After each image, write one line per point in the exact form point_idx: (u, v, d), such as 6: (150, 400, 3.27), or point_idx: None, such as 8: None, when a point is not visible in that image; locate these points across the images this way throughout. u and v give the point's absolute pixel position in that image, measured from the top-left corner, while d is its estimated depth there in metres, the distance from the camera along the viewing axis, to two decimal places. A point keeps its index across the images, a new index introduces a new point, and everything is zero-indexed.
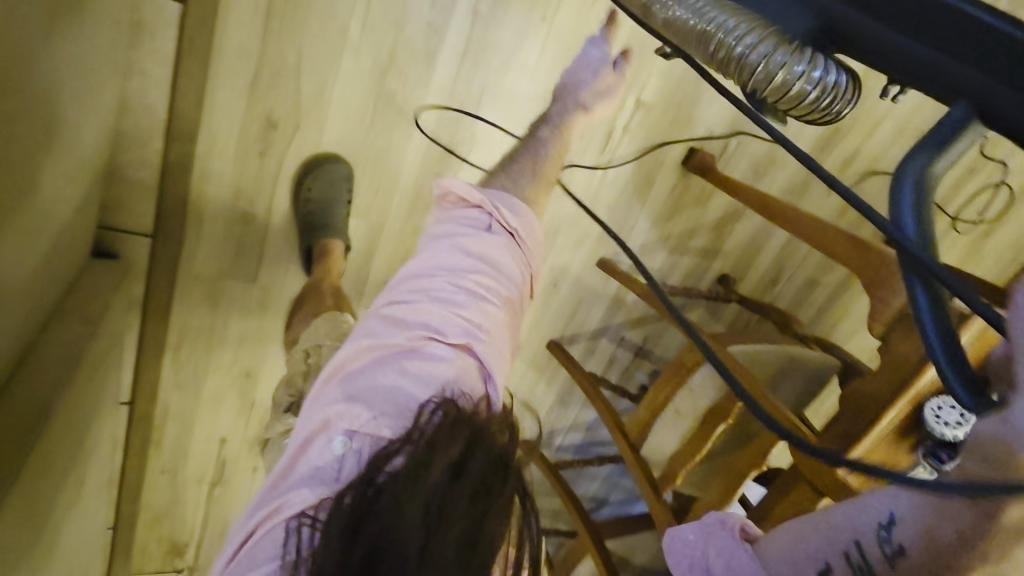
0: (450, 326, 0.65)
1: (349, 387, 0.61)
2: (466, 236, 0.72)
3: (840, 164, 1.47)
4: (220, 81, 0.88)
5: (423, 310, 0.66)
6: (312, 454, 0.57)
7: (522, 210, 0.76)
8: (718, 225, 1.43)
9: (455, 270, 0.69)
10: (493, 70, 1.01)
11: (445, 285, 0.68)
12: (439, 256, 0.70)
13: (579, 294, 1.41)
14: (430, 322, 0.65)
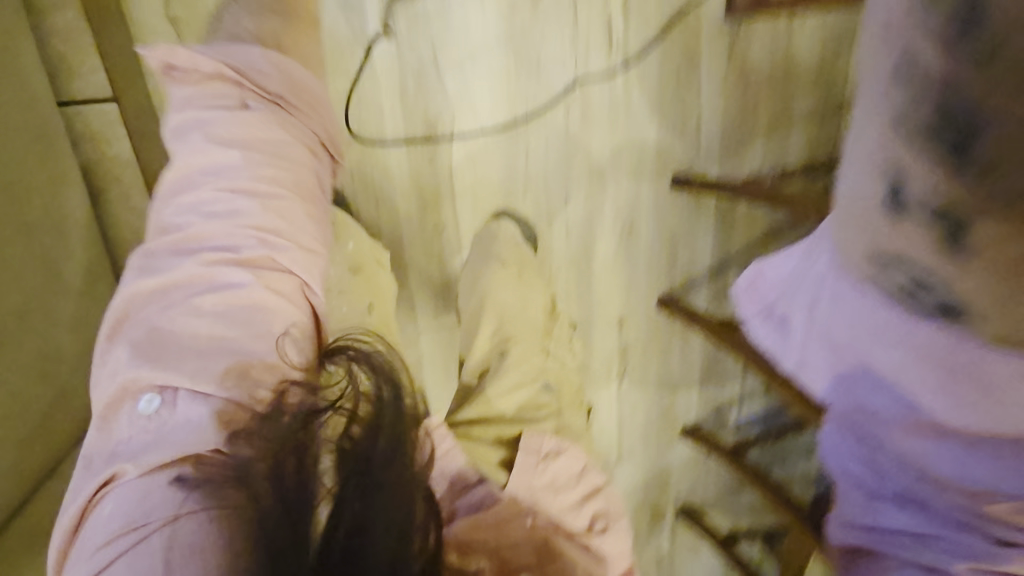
0: (253, 222, 0.63)
1: (130, 344, 0.57)
2: (217, 109, 0.68)
3: None
4: None
5: (209, 248, 0.62)
6: (142, 447, 0.53)
7: (278, 58, 0.73)
8: (825, 68, 1.03)
9: (235, 165, 0.66)
10: (434, 17, 0.90)
11: (233, 187, 0.65)
12: (210, 157, 0.65)
13: (669, 230, 1.12)
14: (225, 223, 0.63)
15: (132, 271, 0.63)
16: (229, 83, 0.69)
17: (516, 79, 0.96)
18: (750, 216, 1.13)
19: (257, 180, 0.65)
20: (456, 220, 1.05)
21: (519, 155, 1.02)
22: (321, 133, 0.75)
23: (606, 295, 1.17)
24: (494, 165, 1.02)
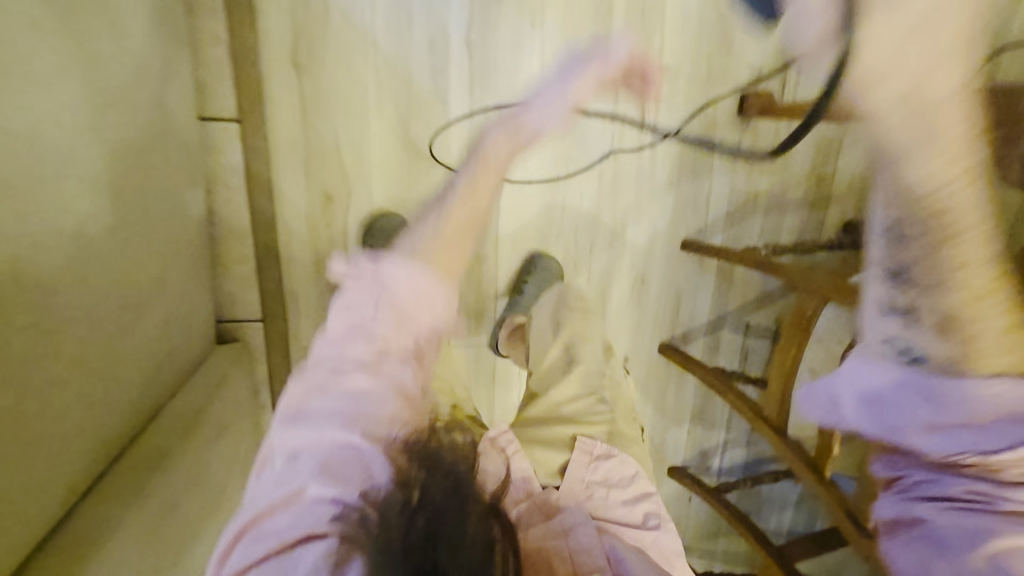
0: (400, 302, 0.74)
1: (300, 388, 0.68)
2: (421, 220, 0.88)
3: None
4: (280, 175, 1.06)
5: (373, 321, 0.72)
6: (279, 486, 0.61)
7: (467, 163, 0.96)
8: (816, 166, 1.24)
9: (383, 267, 0.77)
10: (504, 86, 1.07)
11: (390, 278, 0.76)
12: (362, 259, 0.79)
13: (675, 285, 1.29)
14: (378, 302, 0.74)
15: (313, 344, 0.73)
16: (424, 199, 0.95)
17: (561, 144, 1.16)
18: (745, 280, 1.31)
19: (423, 282, 0.77)
20: (497, 254, 1.21)
21: (556, 206, 1.20)
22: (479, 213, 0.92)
23: (615, 336, 1.32)
24: (534, 213, 1.20)
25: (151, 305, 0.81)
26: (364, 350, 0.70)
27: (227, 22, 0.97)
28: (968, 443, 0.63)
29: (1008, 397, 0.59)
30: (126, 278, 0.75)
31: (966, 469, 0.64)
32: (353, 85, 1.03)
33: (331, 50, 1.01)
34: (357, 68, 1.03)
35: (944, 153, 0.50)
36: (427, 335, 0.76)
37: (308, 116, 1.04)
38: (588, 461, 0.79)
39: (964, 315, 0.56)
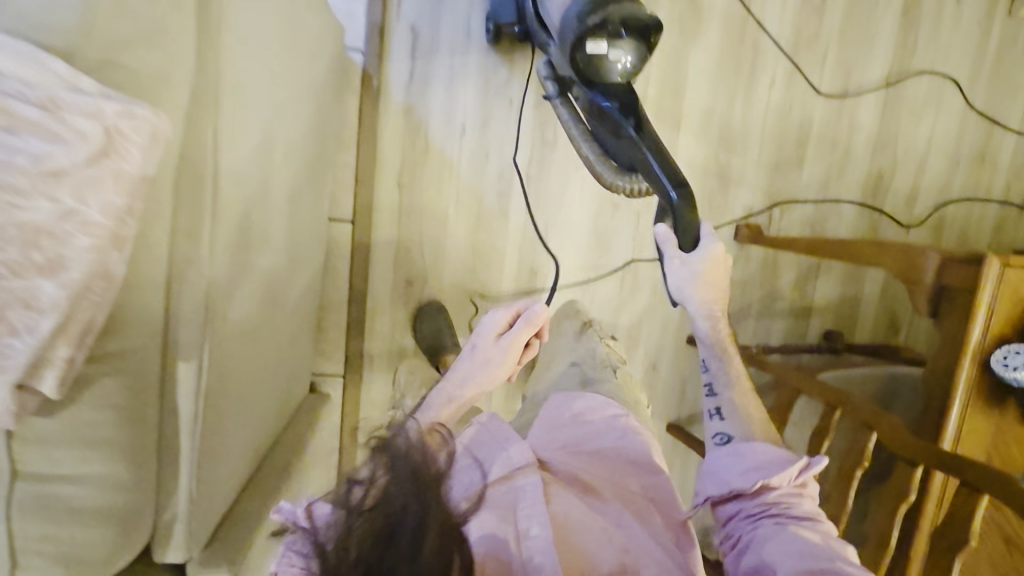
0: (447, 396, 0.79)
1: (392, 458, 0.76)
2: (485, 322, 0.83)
3: (903, 202, 1.55)
4: (375, 262, 1.37)
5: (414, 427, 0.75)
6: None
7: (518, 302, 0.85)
8: (798, 282, 1.53)
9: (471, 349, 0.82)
10: (551, 209, 1.41)
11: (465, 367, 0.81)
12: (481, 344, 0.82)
13: (681, 371, 1.54)
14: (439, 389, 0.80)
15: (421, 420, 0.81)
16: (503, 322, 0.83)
17: (593, 252, 1.44)
18: None
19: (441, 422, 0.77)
20: None
21: (587, 299, 1.47)
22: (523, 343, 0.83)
23: None
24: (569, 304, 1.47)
25: (290, 353, 1.07)
26: None
27: (355, 152, 1.33)
28: (723, 483, 0.74)
29: (772, 453, 0.74)
30: (288, 329, 1.01)
31: (763, 501, 0.70)
32: (440, 200, 1.37)
33: (427, 175, 1.35)
34: (445, 188, 1.36)
35: (712, 298, 0.87)
36: None
37: (403, 221, 1.36)
38: (563, 404, 0.85)
39: (744, 428, 0.81)
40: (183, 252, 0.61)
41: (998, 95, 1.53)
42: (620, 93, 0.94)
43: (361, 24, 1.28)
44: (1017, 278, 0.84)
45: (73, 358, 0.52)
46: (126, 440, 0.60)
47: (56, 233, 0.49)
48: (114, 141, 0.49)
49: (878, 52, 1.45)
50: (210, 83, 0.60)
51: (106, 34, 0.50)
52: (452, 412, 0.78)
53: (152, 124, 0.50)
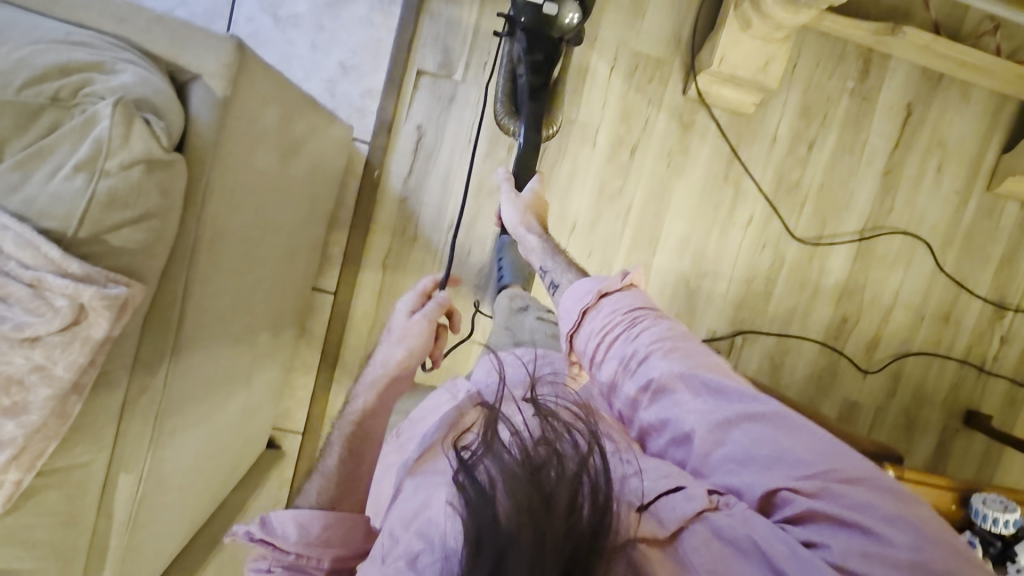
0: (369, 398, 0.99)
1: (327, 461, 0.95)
2: (392, 323, 1.04)
3: (863, 347, 1.61)
4: (350, 332, 1.45)
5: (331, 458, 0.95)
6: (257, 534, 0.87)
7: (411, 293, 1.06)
8: None
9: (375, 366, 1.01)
10: None
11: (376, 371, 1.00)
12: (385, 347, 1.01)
13: None
14: (359, 397, 0.99)
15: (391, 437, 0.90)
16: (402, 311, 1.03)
17: None
18: None
19: (370, 403, 0.98)
20: None
21: None
22: (421, 325, 0.99)
23: None
24: None
25: (250, 427, 1.14)
26: (336, 462, 0.94)
27: (348, 231, 1.43)
28: (574, 313, 0.81)
29: (602, 282, 0.82)
30: (248, 409, 1.09)
31: (629, 313, 0.76)
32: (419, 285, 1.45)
33: (411, 261, 1.44)
34: (427, 273, 1.45)
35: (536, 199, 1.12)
36: (363, 436, 0.96)
37: (382, 301, 1.44)
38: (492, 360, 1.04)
39: (563, 269, 0.97)
40: (144, 403, 0.70)
41: (969, 262, 1.59)
42: (544, 52, 1.17)
43: (373, 118, 1.39)
44: (906, 490, 0.88)
45: (22, 478, 0.60)
46: (59, 543, 0.67)
47: (23, 380, 0.58)
48: (87, 313, 0.57)
49: (856, 207, 1.53)
50: (192, 245, 0.68)
51: (102, 222, 0.59)
52: (376, 392, 0.98)
53: (122, 298, 0.59)
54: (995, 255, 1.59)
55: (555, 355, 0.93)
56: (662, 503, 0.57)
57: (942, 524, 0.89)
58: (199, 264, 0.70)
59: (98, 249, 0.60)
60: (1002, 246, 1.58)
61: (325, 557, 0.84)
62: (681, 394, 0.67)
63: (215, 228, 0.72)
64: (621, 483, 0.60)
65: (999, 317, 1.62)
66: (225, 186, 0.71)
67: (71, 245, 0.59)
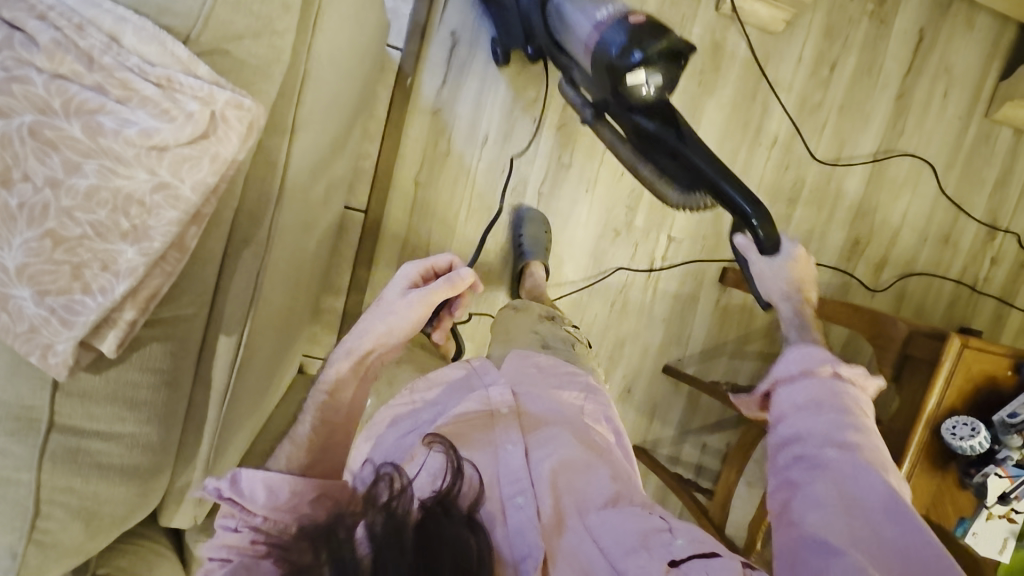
0: (346, 361, 0.82)
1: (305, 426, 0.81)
2: (389, 296, 0.86)
3: (873, 268, 1.68)
4: (382, 253, 1.40)
5: (300, 424, 0.79)
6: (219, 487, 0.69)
7: (417, 265, 0.90)
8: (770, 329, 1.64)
9: (350, 337, 0.84)
10: (556, 227, 1.48)
11: (354, 340, 0.83)
12: (373, 313, 0.85)
13: (653, 397, 1.62)
14: (333, 359, 0.83)
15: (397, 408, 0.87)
16: (403, 283, 0.88)
17: (587, 268, 1.52)
18: (706, 406, 1.65)
19: (342, 373, 0.82)
20: None
21: (578, 313, 1.54)
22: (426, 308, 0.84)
23: None
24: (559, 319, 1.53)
25: (296, 319, 1.07)
26: (308, 430, 0.78)
27: (378, 145, 1.38)
28: (790, 368, 0.79)
29: (834, 363, 0.79)
30: (299, 296, 1.02)
31: (832, 415, 0.72)
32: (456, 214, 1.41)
33: (444, 178, 1.39)
34: (460, 192, 1.41)
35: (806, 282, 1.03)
36: (341, 410, 0.81)
37: (414, 219, 1.40)
38: (523, 358, 0.93)
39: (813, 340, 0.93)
40: (245, 230, 0.73)
41: (967, 186, 1.68)
42: (656, 112, 0.96)
43: (406, 24, 1.33)
44: (972, 357, 0.94)
45: (134, 319, 0.65)
46: (172, 373, 0.73)
47: (145, 203, 0.62)
48: (217, 126, 0.62)
49: (871, 129, 1.58)
50: (298, 76, 0.71)
51: (223, 26, 0.63)
52: (351, 363, 0.82)
53: (252, 114, 0.63)
54: (990, 179, 1.68)
55: (580, 378, 0.94)
56: (694, 563, 0.63)
57: (1000, 390, 0.96)
58: (304, 105, 0.74)
59: (219, 55, 0.64)
60: (997, 170, 1.68)
61: (294, 523, 0.67)
62: (851, 483, 0.64)
63: (317, 73, 0.74)
64: (657, 536, 0.66)
65: (991, 238, 1.73)
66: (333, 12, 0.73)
67: (193, 50, 0.62)
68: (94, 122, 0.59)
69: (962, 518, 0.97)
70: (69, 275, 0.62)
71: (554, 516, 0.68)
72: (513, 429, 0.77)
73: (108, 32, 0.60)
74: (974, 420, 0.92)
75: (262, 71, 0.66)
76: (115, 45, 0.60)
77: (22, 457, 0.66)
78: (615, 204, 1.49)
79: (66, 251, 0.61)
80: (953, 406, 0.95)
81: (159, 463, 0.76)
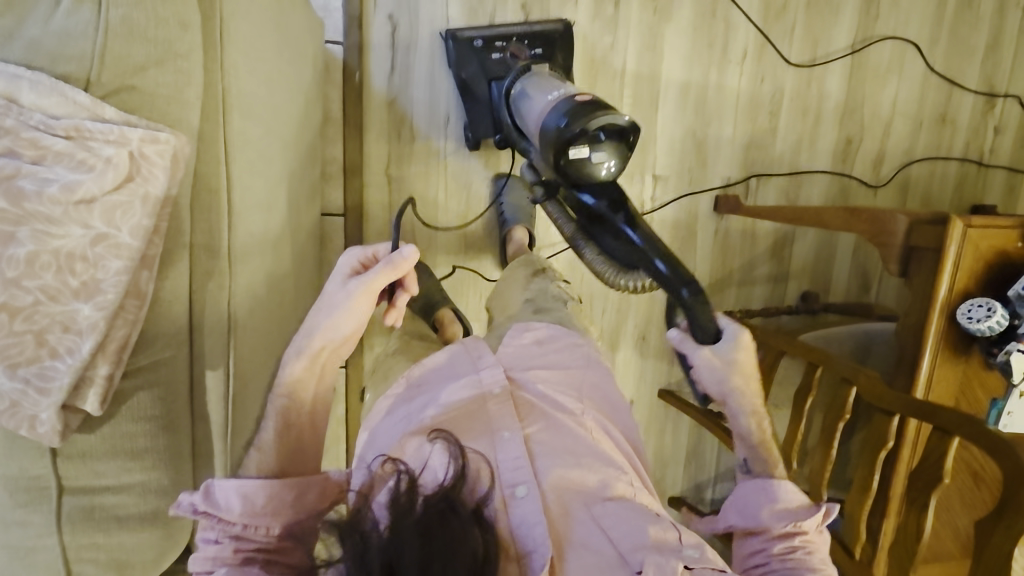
0: (296, 349, 0.77)
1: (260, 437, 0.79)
2: (329, 288, 0.79)
3: (870, 164, 1.62)
4: None
5: (265, 429, 0.78)
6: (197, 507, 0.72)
7: (357, 252, 0.81)
8: (775, 249, 1.59)
9: (298, 337, 0.78)
10: None
11: (302, 340, 0.77)
12: (318, 304, 0.78)
13: (670, 342, 1.61)
14: (291, 351, 0.77)
15: (394, 405, 0.82)
16: (342, 269, 0.80)
17: None
18: None
19: (300, 373, 0.77)
20: None
21: (578, 270, 1.52)
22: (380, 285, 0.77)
23: (623, 384, 1.61)
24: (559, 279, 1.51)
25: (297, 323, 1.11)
26: (272, 433, 0.76)
27: (340, 146, 1.34)
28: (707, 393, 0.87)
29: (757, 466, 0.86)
30: (295, 305, 1.05)
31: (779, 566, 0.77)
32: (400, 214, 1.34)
33: (413, 166, 1.37)
34: (433, 177, 1.39)
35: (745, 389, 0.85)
36: (307, 414, 0.78)
37: (393, 212, 1.39)
38: (520, 334, 0.90)
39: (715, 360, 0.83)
40: (205, 263, 0.79)
41: (957, 58, 1.59)
42: (603, 191, 0.95)
43: (340, 17, 1.28)
44: (977, 235, 0.90)
45: (110, 373, 0.74)
46: (165, 417, 0.81)
47: (87, 257, 0.70)
48: (139, 165, 0.69)
49: (843, 21, 1.50)
50: (217, 94, 0.76)
51: (122, 60, 0.69)
52: (305, 362, 0.76)
53: (171, 146, 0.71)
54: (980, 46, 1.59)
55: (581, 347, 0.92)
56: (700, 573, 0.66)
57: (1012, 261, 0.92)
58: (233, 120, 0.78)
59: (126, 91, 0.71)
60: (985, 35, 1.59)
61: (274, 525, 0.70)
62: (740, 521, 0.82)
63: (237, 87, 0.78)
64: (666, 542, 0.68)
65: (991, 107, 1.64)
66: (237, 27, 0.77)
67: (98, 91, 0.70)
68: (16, 188, 0.67)
69: (994, 399, 0.94)
70: (34, 342, 0.70)
71: (561, 507, 0.70)
72: (508, 419, 0.75)
73: (5, 93, 0.67)
74: (990, 299, 0.89)
75: (174, 98, 0.72)
76: (14, 105, 0.67)
77: (42, 524, 0.78)
78: None
79: (25, 320, 0.70)
80: (963, 288, 0.92)
81: (175, 503, 0.85)
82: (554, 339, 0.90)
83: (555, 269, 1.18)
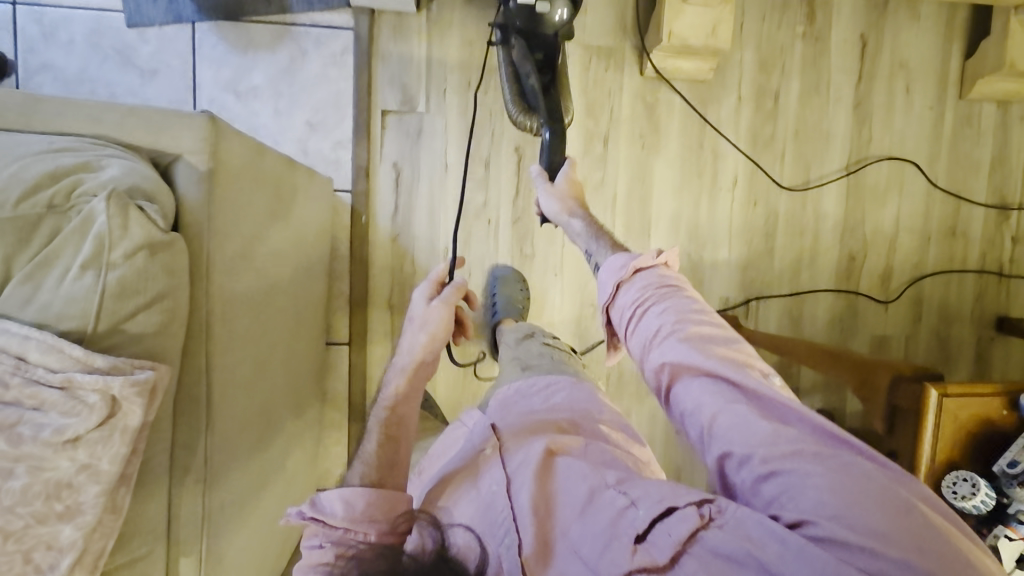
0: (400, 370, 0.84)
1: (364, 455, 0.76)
2: (409, 318, 0.89)
3: (878, 279, 1.59)
4: (375, 379, 1.48)
5: (362, 445, 0.78)
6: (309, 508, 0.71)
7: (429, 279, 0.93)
8: (781, 367, 1.57)
9: (397, 364, 0.85)
10: (537, 315, 1.50)
11: (399, 366, 0.85)
12: (407, 337, 0.87)
13: (675, 461, 1.59)
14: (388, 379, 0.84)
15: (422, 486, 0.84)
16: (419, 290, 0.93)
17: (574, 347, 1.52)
18: None
19: (401, 388, 0.82)
20: None
21: None
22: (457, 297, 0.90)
23: None
24: None
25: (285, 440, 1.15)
26: (373, 446, 0.77)
27: (349, 279, 1.45)
28: (609, 287, 0.85)
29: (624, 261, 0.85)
30: (278, 450, 1.11)
31: (654, 308, 0.79)
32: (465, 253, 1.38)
33: None
34: None
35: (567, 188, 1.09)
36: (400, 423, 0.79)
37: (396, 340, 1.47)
38: (503, 398, 0.94)
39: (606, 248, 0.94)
40: (183, 461, 0.82)
41: (961, 173, 1.58)
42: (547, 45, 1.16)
43: (350, 168, 1.41)
44: (955, 404, 0.89)
45: None
46: None
47: (72, 485, 0.69)
48: (120, 404, 0.69)
49: (834, 145, 1.54)
50: (202, 319, 0.80)
51: (117, 313, 0.70)
52: (407, 378, 0.82)
53: (150, 383, 0.70)
54: (984, 161, 1.58)
55: (561, 383, 0.94)
56: (656, 534, 0.62)
57: (996, 430, 0.91)
58: (213, 346, 0.81)
59: (117, 335, 0.71)
60: (988, 149, 1.58)
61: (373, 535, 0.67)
62: (645, 339, 0.78)
63: (221, 310, 0.83)
64: (623, 517, 0.64)
65: (1005, 219, 1.61)
66: (221, 258, 0.81)
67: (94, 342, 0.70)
68: (15, 433, 0.67)
69: None
70: (20, 560, 0.70)
71: (538, 539, 0.64)
72: (494, 468, 0.73)
73: (15, 354, 0.67)
74: (974, 474, 0.88)
75: (161, 334, 0.74)
76: (22, 365, 0.67)
77: None
78: (588, 283, 1.51)
79: (15, 542, 0.69)
80: (946, 461, 0.90)
81: None
82: (536, 385, 0.94)
83: (551, 334, 1.20)
